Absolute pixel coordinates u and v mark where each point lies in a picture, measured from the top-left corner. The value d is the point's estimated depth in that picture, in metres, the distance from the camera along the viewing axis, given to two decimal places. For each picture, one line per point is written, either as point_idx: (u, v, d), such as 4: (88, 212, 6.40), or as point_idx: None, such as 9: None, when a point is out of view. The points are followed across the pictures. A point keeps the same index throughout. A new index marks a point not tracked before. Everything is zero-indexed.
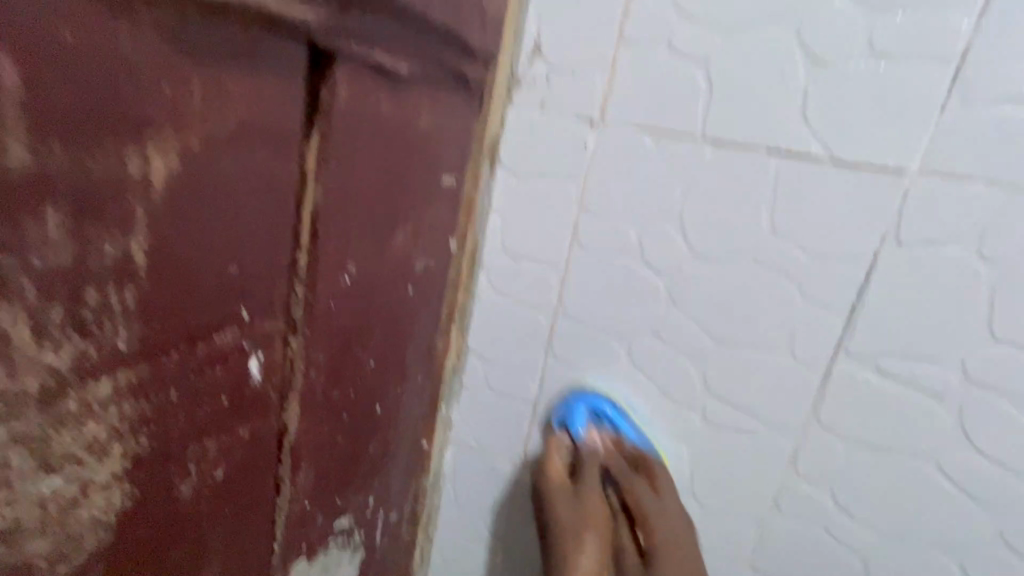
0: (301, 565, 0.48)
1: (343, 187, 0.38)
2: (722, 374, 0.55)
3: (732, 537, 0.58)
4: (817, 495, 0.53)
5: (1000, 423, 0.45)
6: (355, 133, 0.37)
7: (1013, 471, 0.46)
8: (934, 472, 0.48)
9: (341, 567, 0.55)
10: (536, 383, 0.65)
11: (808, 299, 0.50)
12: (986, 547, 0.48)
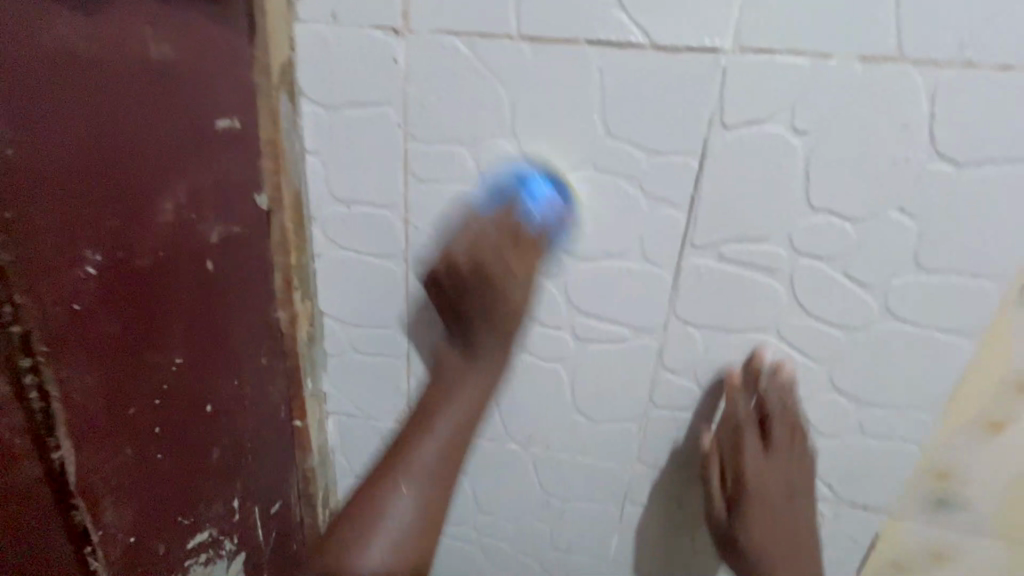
0: None
1: (36, 165, 0.32)
2: (583, 290, 0.54)
3: (617, 439, 0.61)
4: (683, 385, 0.56)
5: (822, 286, 0.49)
6: (29, 95, 0.31)
7: (836, 325, 0.50)
8: (776, 341, 0.52)
9: None
10: (403, 335, 0.60)
11: (649, 200, 0.49)
12: (822, 395, 0.53)
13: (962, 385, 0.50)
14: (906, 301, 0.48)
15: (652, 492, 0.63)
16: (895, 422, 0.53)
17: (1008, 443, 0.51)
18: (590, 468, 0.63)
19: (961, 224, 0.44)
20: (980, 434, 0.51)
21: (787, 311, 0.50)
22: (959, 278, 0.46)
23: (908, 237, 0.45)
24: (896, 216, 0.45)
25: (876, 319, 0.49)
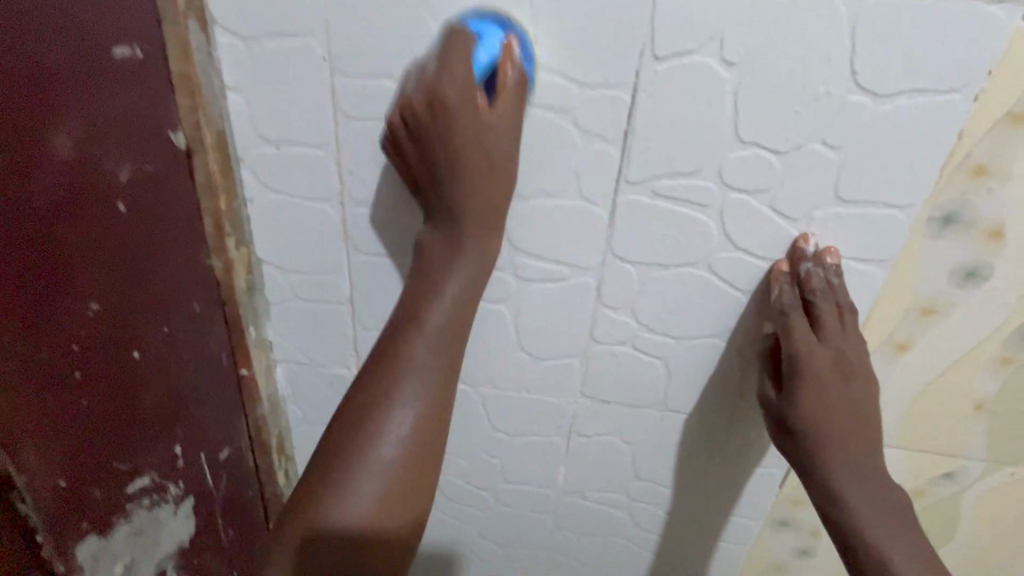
0: (97, 540, 0.47)
1: None
2: (523, 229, 0.54)
3: (560, 374, 0.63)
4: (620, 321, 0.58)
5: (750, 220, 0.50)
6: None
7: (763, 258, 0.52)
8: (707, 274, 0.54)
9: (166, 523, 0.53)
10: (346, 280, 0.60)
11: (585, 135, 0.49)
12: (749, 325, 0.56)
13: (874, 309, 0.53)
14: (827, 232, 0.50)
15: (595, 424, 0.66)
16: None
17: (913, 362, 0.56)
18: (535, 403, 0.65)
19: (877, 155, 0.46)
20: (888, 354, 0.56)
21: (829, 275, 0.50)
22: (873, 207, 0.48)
23: (828, 169, 0.47)
24: (818, 148, 0.46)
25: (799, 252, 0.51)
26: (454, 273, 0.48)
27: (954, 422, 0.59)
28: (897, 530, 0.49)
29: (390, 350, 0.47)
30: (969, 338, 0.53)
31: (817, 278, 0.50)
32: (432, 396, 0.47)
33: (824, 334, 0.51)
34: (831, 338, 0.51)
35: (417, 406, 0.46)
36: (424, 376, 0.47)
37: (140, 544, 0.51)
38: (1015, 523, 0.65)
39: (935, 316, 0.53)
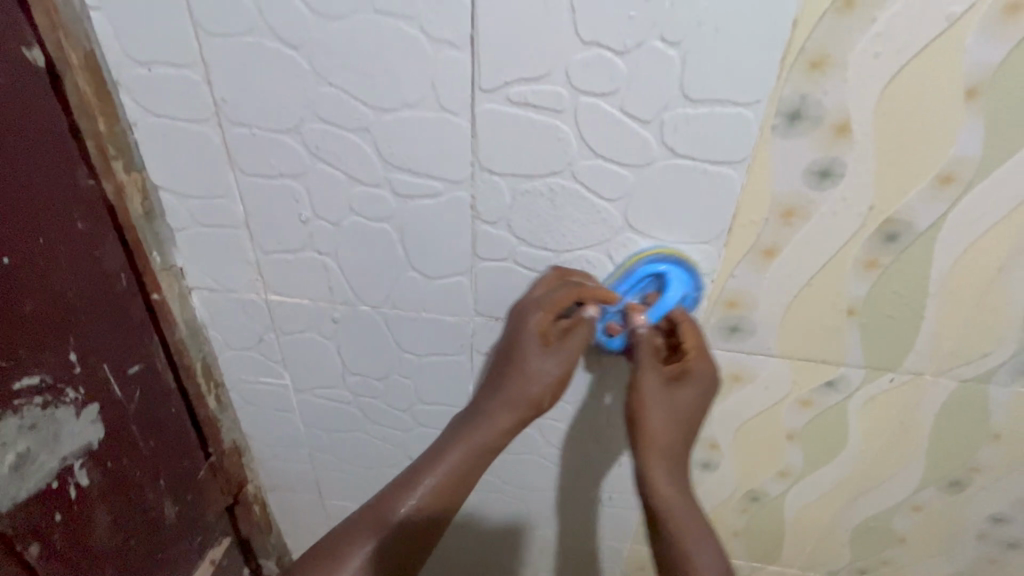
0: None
1: None
2: (393, 143, 0.56)
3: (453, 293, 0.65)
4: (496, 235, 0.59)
5: (605, 125, 0.51)
6: None
7: (623, 165, 0.53)
8: (572, 184, 0.55)
9: (68, 422, 0.60)
10: (238, 204, 0.62)
11: (433, 42, 0.49)
12: (620, 235, 0.57)
13: (738, 214, 0.54)
14: (680, 135, 0.50)
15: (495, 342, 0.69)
16: (686, 256, 0.57)
17: (781, 269, 0.57)
18: (434, 323, 0.68)
19: (716, 51, 0.46)
20: (756, 262, 0.57)
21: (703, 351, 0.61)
22: (722, 106, 0.48)
23: (672, 67, 0.47)
24: (659, 45, 0.46)
25: (657, 157, 0.52)
26: (474, 430, 0.61)
27: (829, 329, 0.60)
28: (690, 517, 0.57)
29: (427, 463, 0.60)
30: (831, 241, 0.54)
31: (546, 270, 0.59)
32: (456, 473, 0.60)
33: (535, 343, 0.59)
34: (515, 361, 0.60)
35: (457, 458, 0.60)
36: (464, 451, 0.60)
37: (43, 437, 0.58)
38: (899, 429, 0.67)
39: (796, 219, 0.53)
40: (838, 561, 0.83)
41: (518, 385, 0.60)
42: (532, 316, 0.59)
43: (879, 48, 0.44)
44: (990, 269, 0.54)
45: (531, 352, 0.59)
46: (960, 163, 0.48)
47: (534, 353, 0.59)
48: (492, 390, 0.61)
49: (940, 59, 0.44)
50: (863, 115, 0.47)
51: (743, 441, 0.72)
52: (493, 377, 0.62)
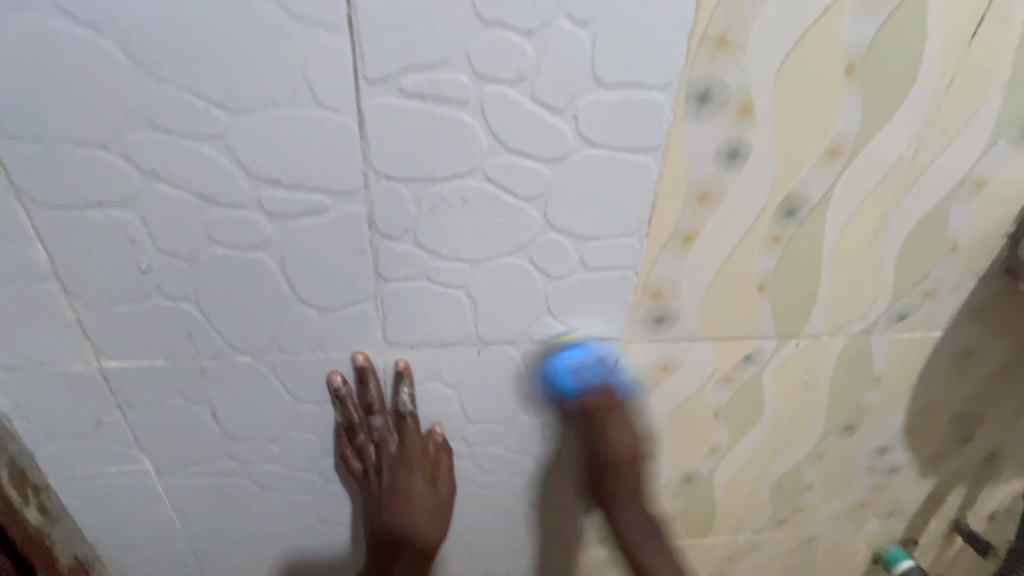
0: None
1: None
2: (257, 152, 0.44)
3: (340, 446, 0.64)
4: (367, 376, 0.58)
5: (516, 115, 0.46)
6: None
7: (539, 160, 0.48)
8: (485, 185, 0.49)
9: None
10: (40, 248, 0.46)
11: (298, 21, 0.40)
12: (541, 237, 0.52)
13: (657, 203, 0.52)
14: (594, 124, 0.47)
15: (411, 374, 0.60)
16: (609, 251, 0.54)
17: (700, 254, 0.57)
18: (338, 450, 0.64)
19: (625, 30, 0.43)
20: (677, 249, 0.56)
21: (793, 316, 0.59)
22: (634, 90, 0.46)
23: (581, 50, 0.43)
24: (565, 24, 0.42)
25: (574, 148, 0.48)
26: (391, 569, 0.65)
27: (744, 306, 0.62)
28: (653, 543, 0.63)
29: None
30: (740, 221, 0.55)
31: (376, 389, 0.59)
32: None
33: (416, 478, 0.64)
34: (401, 500, 0.64)
35: None
36: None
37: None
38: (807, 389, 0.72)
39: (710, 203, 0.53)
40: (761, 518, 0.89)
41: (418, 519, 0.65)
42: (401, 457, 0.63)
43: (772, 30, 0.45)
44: (870, 232, 0.59)
45: (414, 488, 0.64)
46: (844, 138, 0.51)
47: (416, 490, 0.64)
48: (390, 528, 0.65)
49: (823, 39, 0.46)
50: (763, 95, 0.48)
51: (676, 427, 0.72)
52: (385, 521, 0.65)
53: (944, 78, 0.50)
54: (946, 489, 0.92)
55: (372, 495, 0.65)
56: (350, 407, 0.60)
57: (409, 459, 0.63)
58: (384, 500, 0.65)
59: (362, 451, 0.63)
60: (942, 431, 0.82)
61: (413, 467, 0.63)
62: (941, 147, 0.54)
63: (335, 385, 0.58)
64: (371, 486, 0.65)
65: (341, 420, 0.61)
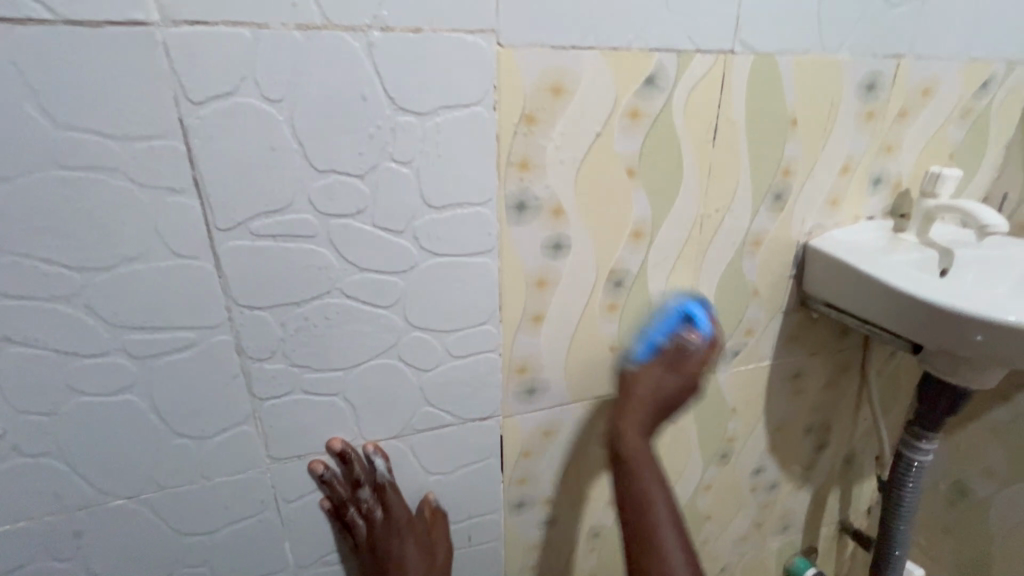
0: None
1: None
2: (116, 303, 0.47)
3: (336, 526, 0.65)
4: (349, 457, 0.61)
5: (362, 241, 0.53)
6: None
7: (389, 273, 0.55)
8: (344, 300, 0.55)
9: None
10: None
11: (146, 190, 0.45)
12: (406, 337, 0.59)
13: (504, 293, 0.61)
14: (431, 238, 0.55)
15: (302, 484, 0.61)
16: (471, 340, 0.62)
17: (550, 329, 0.65)
18: (334, 529, 0.65)
19: (441, 165, 0.52)
20: (531, 328, 0.64)
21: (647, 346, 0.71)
22: (461, 208, 0.55)
23: (409, 183, 0.52)
24: (391, 165, 0.51)
25: (419, 259, 0.56)
26: None
27: (601, 368, 0.70)
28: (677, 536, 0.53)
29: None
30: (579, 297, 0.65)
31: (360, 466, 0.62)
32: None
33: (408, 548, 0.64)
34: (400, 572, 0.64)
35: None
36: None
37: None
38: (677, 428, 0.81)
39: (549, 286, 0.62)
40: (674, 558, 0.94)
41: None
42: (391, 527, 0.64)
43: (562, 153, 0.57)
44: (686, 291, 0.71)
45: (406, 555, 0.64)
46: (643, 222, 0.64)
47: (410, 557, 0.64)
48: None
49: (604, 154, 0.58)
50: (568, 199, 0.59)
51: (571, 486, 0.77)
52: None
53: (704, 170, 0.64)
54: (823, 495, 1.03)
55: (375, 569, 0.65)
56: (335, 486, 0.62)
57: (398, 527, 0.64)
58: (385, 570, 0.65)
59: (352, 528, 0.64)
60: (801, 443, 0.94)
61: (405, 536, 0.64)
62: (719, 220, 0.68)
63: (318, 472, 0.61)
64: (366, 559, 0.65)
65: (332, 501, 0.62)
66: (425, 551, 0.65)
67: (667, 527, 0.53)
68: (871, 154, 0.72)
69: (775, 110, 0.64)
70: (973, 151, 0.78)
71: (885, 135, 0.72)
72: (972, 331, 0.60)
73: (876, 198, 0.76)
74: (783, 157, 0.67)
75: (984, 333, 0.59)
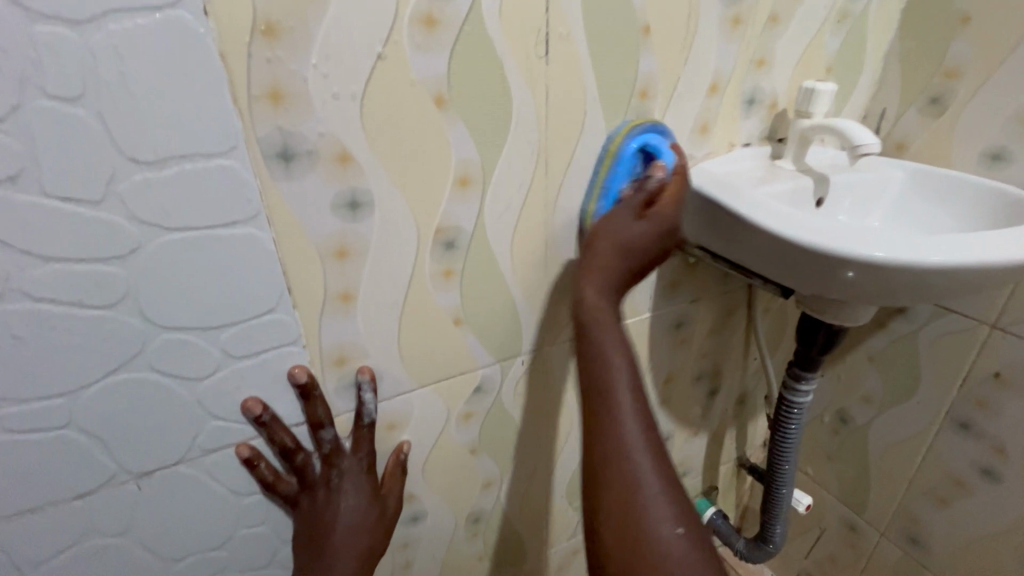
0: None
1: None
2: None
3: (263, 480, 0.53)
4: (310, 389, 0.52)
5: (35, 220, 0.37)
6: None
7: (96, 261, 0.40)
8: (33, 305, 0.39)
9: None
10: None
11: None
12: (155, 341, 0.44)
13: (289, 270, 0.47)
14: (152, 207, 0.40)
15: (50, 542, 0.47)
16: (255, 334, 0.48)
17: (369, 305, 0.52)
18: (259, 484, 0.54)
19: (136, 102, 0.37)
20: (340, 308, 0.51)
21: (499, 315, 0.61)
22: (189, 162, 0.40)
23: (89, 132, 0.36)
24: (48, 105, 0.35)
25: (142, 239, 0.40)
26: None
27: (446, 343, 0.59)
28: (653, 446, 0.41)
29: None
30: (398, 266, 0.52)
31: (323, 405, 0.53)
32: None
33: (360, 493, 0.57)
34: (345, 520, 0.56)
35: None
36: None
37: None
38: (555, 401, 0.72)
39: (353, 255, 0.49)
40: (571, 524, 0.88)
41: (359, 539, 0.56)
42: (347, 472, 0.56)
43: (331, 78, 0.42)
44: (541, 245, 0.60)
45: (354, 509, 0.56)
46: (468, 165, 0.51)
47: (361, 509, 0.57)
48: (325, 553, 0.56)
49: (394, 77, 0.44)
50: (355, 140, 0.45)
51: (437, 476, 0.68)
52: (321, 551, 0.56)
53: (539, 95, 0.51)
54: (720, 437, 1.01)
55: (309, 522, 0.56)
56: (284, 429, 0.52)
57: (353, 472, 0.56)
58: (319, 528, 0.56)
59: (302, 470, 0.55)
60: (692, 391, 0.90)
61: (359, 482, 0.57)
62: (568, 156, 0.56)
63: (255, 413, 0.50)
64: (305, 511, 0.56)
65: (277, 445, 0.52)
66: (373, 504, 0.58)
67: (646, 462, 0.40)
68: (741, 69, 0.62)
69: (621, 14, 0.52)
70: (851, 62, 0.70)
71: (755, 44, 0.62)
72: (842, 267, 0.53)
73: (751, 121, 0.67)
74: (637, 75, 0.56)
75: (854, 268, 0.52)
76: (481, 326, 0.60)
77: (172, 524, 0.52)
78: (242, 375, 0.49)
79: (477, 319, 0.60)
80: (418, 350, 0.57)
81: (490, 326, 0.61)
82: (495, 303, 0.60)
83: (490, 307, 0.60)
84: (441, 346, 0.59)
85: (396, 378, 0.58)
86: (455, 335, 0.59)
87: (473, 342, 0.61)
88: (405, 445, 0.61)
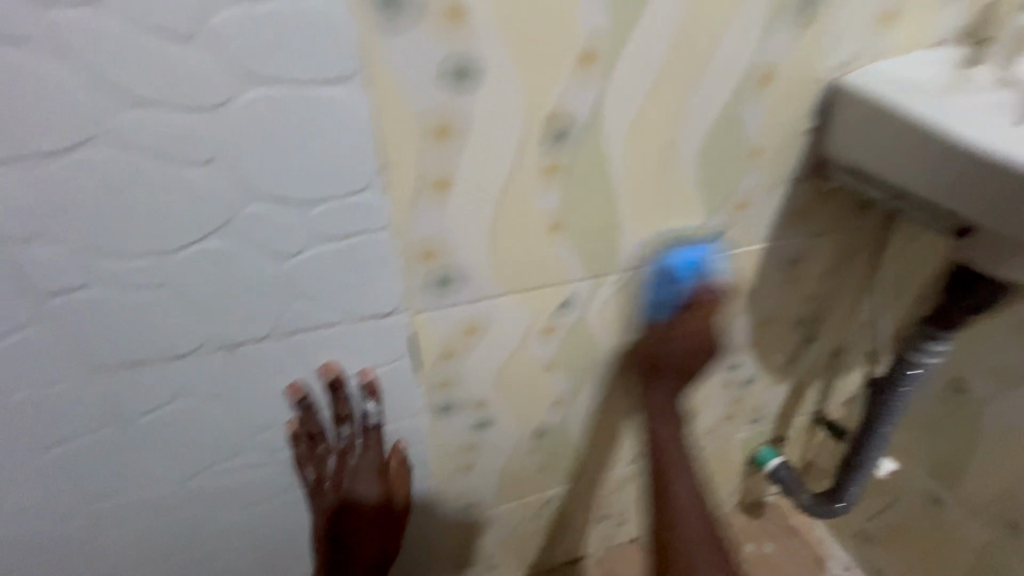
0: None
1: None
2: None
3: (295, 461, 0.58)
4: (336, 384, 0.54)
5: (128, 54, 0.35)
6: None
7: (186, 109, 0.37)
8: (124, 153, 0.37)
9: None
10: None
11: None
12: (243, 208, 0.41)
13: (383, 144, 0.42)
14: (244, 52, 0.36)
15: (148, 395, 0.49)
16: (344, 214, 0.44)
17: (464, 196, 0.47)
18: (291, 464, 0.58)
19: None
20: (433, 196, 0.46)
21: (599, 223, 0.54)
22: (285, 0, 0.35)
23: None
24: None
25: (233, 89, 0.37)
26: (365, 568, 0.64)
27: (539, 249, 0.53)
28: None
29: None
30: (500, 154, 0.46)
31: (346, 400, 0.55)
32: None
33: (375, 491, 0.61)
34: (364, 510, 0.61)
35: None
36: None
37: None
38: None
39: (454, 135, 0.43)
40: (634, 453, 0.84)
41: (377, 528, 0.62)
42: (361, 469, 0.59)
43: None
44: (660, 147, 0.51)
45: (370, 505, 0.61)
46: (593, 37, 0.43)
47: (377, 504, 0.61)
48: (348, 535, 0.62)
49: None
50: None
51: (509, 388, 0.65)
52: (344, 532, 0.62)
53: None
54: (804, 388, 0.94)
55: (329, 509, 0.61)
56: (312, 416, 0.55)
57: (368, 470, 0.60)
58: (342, 514, 0.61)
59: (320, 462, 0.58)
60: (787, 336, 0.81)
61: (370, 478, 0.60)
62: (711, 38, 0.46)
63: (293, 398, 0.53)
64: (325, 501, 0.61)
65: (302, 433, 0.56)
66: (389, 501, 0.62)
67: None
68: None
69: None
70: None
71: None
72: None
73: (949, 12, 0.52)
74: None
75: None
76: (578, 234, 0.54)
77: (254, 398, 0.52)
78: (327, 256, 0.46)
79: (575, 226, 0.53)
80: (509, 251, 0.52)
81: (589, 234, 0.54)
82: (598, 209, 0.53)
83: (592, 213, 0.53)
84: (533, 251, 0.53)
85: (483, 280, 0.53)
86: (549, 241, 0.53)
87: (567, 252, 0.55)
88: (400, 443, 0.60)
